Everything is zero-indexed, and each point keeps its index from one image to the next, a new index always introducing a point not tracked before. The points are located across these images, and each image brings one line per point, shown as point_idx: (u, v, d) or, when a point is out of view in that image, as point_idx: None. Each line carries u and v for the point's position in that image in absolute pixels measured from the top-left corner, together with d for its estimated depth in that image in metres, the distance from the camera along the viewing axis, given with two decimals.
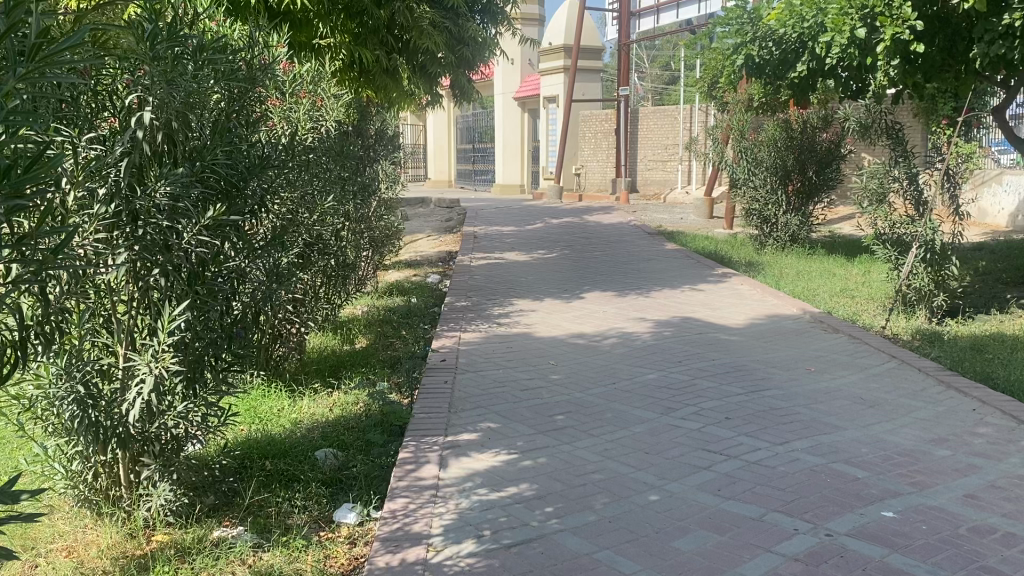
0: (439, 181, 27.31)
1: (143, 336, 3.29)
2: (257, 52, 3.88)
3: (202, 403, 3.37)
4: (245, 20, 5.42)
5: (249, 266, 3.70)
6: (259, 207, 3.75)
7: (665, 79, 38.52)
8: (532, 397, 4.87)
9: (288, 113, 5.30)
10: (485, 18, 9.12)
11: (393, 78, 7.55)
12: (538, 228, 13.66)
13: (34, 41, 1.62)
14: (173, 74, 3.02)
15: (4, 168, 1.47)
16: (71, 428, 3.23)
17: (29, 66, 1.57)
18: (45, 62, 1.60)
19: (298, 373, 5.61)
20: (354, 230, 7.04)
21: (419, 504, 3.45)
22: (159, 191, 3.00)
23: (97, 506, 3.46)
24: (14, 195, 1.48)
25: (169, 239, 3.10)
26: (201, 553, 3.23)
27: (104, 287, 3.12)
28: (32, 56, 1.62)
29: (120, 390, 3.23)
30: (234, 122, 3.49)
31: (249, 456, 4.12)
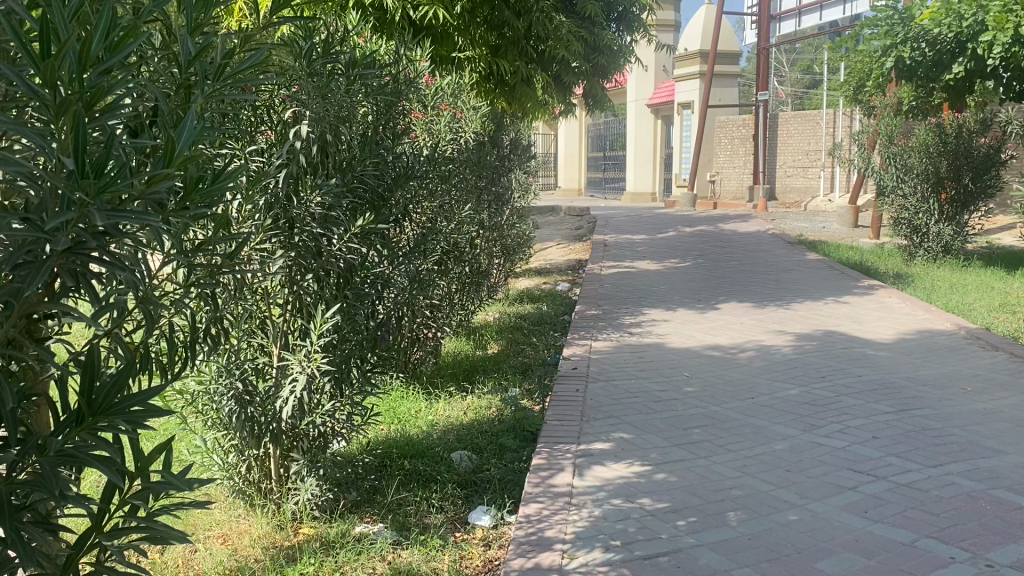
0: (569, 189, 27.30)
1: (296, 338, 3.46)
2: (400, 67, 4.05)
3: (348, 402, 3.53)
4: (390, 36, 5.66)
5: (392, 272, 3.87)
6: (398, 215, 3.93)
7: (805, 84, 37.19)
8: (666, 408, 4.81)
9: (430, 125, 5.41)
10: (620, 26, 9.10)
11: (528, 87, 7.68)
12: (670, 237, 13.47)
13: (219, 62, 1.65)
14: (327, 90, 3.14)
15: (194, 180, 1.56)
16: (229, 423, 3.46)
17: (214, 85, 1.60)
18: (229, 82, 1.63)
19: (434, 377, 5.77)
20: (487, 238, 7.19)
21: (553, 510, 3.48)
22: (313, 200, 3.17)
23: (250, 498, 3.66)
24: (203, 206, 1.56)
25: (321, 246, 3.28)
26: (344, 547, 3.36)
27: (261, 291, 3.32)
28: (217, 77, 1.65)
29: (275, 387, 3.42)
30: (379, 135, 3.64)
31: (389, 455, 4.27)
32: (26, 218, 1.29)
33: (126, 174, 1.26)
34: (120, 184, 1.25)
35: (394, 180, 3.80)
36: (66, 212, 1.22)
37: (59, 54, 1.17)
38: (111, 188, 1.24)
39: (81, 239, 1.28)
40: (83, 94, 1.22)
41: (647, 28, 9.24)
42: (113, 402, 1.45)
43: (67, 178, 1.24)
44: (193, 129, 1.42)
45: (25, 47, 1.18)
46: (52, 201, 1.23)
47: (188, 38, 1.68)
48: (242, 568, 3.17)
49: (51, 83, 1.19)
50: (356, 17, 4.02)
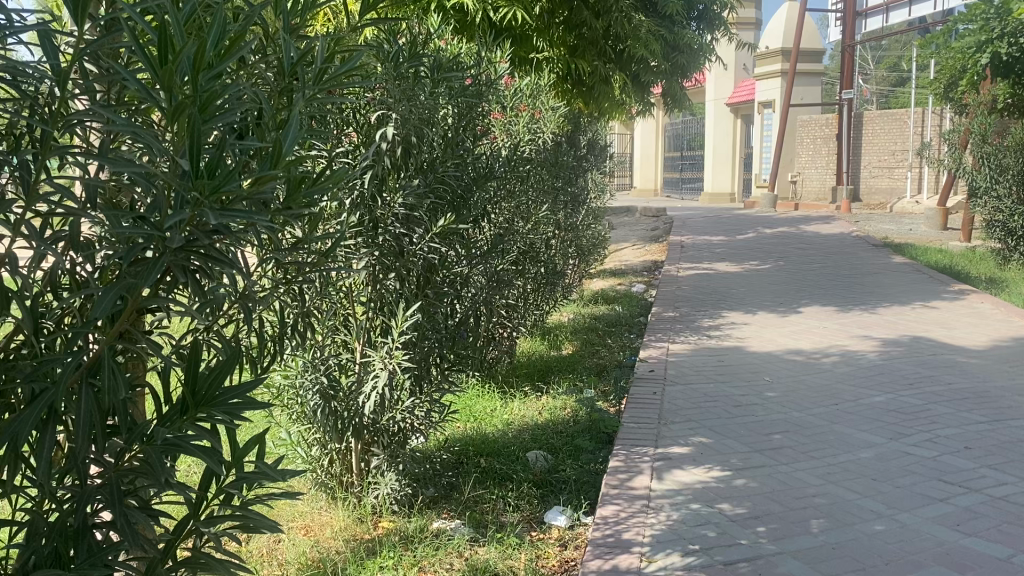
0: (645, 189, 27.03)
1: (378, 335, 3.52)
2: (482, 69, 4.09)
3: (427, 398, 3.59)
4: (470, 38, 5.73)
5: (470, 271, 3.91)
6: (476, 216, 3.97)
7: (892, 82, 36.08)
8: (746, 413, 4.73)
9: (509, 126, 5.45)
10: (701, 25, 8.98)
11: (606, 87, 7.66)
12: (749, 238, 13.24)
13: (320, 65, 1.68)
14: (411, 92, 3.18)
15: (295, 181, 1.60)
16: (313, 417, 3.54)
17: (316, 89, 1.63)
18: (329, 85, 1.67)
19: (509, 376, 5.79)
20: (563, 238, 7.20)
21: (631, 512, 3.46)
22: (397, 201, 3.23)
23: (332, 490, 3.75)
24: (303, 207, 1.60)
25: (403, 245, 3.34)
26: (422, 542, 3.41)
27: (346, 288, 3.39)
28: (318, 80, 1.68)
29: (357, 382, 3.49)
30: (461, 137, 3.68)
31: (466, 453, 4.32)
32: (141, 216, 1.35)
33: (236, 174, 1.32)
34: (229, 185, 1.30)
35: (474, 181, 3.84)
36: (181, 210, 1.28)
37: (175, 61, 1.22)
38: (222, 188, 1.29)
39: (192, 237, 1.33)
40: (197, 99, 1.27)
41: (728, 26, 9.11)
42: (215, 394, 1.51)
43: (183, 178, 1.29)
44: (297, 131, 1.46)
45: (144, 54, 1.23)
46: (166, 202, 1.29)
47: (291, 44, 1.74)
48: (325, 559, 3.24)
49: (167, 89, 1.24)
50: (438, 20, 4.08)
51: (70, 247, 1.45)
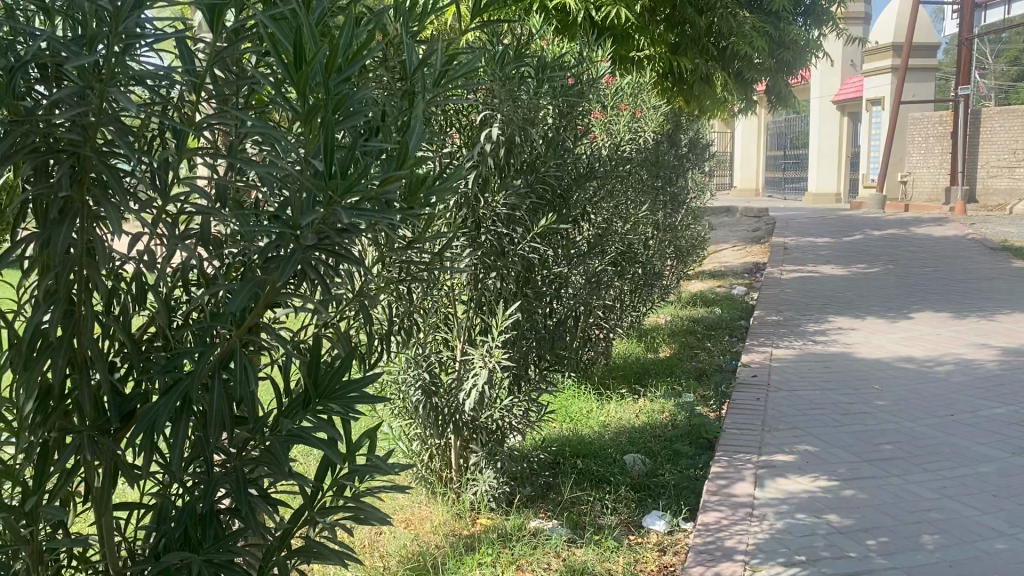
0: (746, 189, 26.39)
1: (479, 334, 3.54)
2: (584, 67, 4.07)
3: (526, 397, 3.61)
4: (572, 38, 5.72)
5: (569, 271, 3.90)
6: (577, 216, 3.96)
7: (1013, 77, 34.19)
8: (855, 422, 4.57)
9: (610, 125, 5.41)
10: (808, 20, 8.72)
11: (708, 85, 7.51)
12: (856, 240, 12.77)
13: (440, 67, 1.70)
14: (516, 93, 3.18)
15: (417, 180, 1.62)
16: (415, 412, 3.60)
17: (435, 92, 1.66)
18: (447, 87, 1.69)
19: (606, 378, 5.76)
20: (662, 238, 7.11)
21: (733, 520, 3.39)
22: (499, 201, 3.24)
23: (431, 485, 3.80)
24: (425, 207, 1.62)
25: (504, 246, 3.37)
26: (520, 540, 3.42)
27: (448, 287, 3.43)
28: (438, 83, 1.70)
29: (457, 380, 3.52)
30: (562, 137, 3.68)
31: (563, 454, 4.31)
32: (272, 216, 1.40)
33: (365, 176, 1.33)
34: (360, 185, 1.33)
35: (575, 181, 3.83)
36: (314, 210, 1.32)
37: (309, 68, 1.25)
38: (353, 189, 1.31)
39: (322, 234, 1.37)
40: (330, 102, 1.30)
41: (837, 21, 8.80)
42: (336, 387, 1.56)
43: (315, 179, 1.32)
44: (421, 132, 1.49)
45: (283, 60, 1.27)
46: (300, 204, 1.34)
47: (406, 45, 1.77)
48: (424, 553, 3.28)
49: (302, 93, 1.28)
50: (541, 20, 4.09)
51: (200, 244, 1.52)
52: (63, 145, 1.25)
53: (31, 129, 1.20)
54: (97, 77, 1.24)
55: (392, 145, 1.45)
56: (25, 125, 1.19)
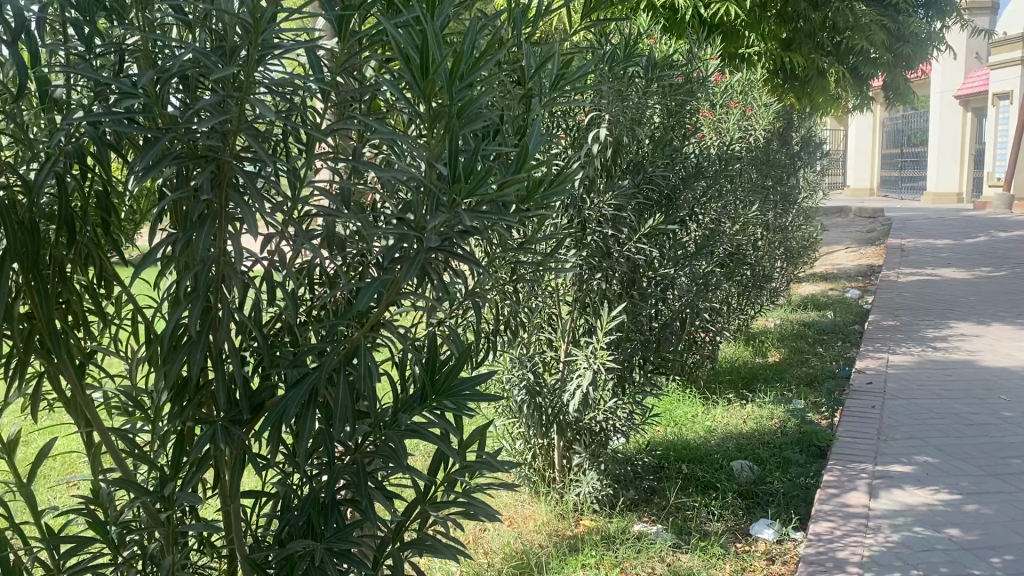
0: (860, 189, 25.39)
1: (583, 334, 3.54)
2: (693, 66, 4.01)
3: (630, 399, 3.59)
4: (680, 36, 5.64)
5: (677, 273, 3.85)
6: (685, 217, 3.90)
7: None
8: (979, 433, 4.35)
9: (719, 123, 5.31)
10: (929, 11, 8.32)
11: (821, 82, 7.26)
12: (981, 242, 12.11)
13: (557, 70, 1.71)
14: (625, 93, 3.16)
15: (535, 181, 1.63)
16: (519, 411, 3.62)
17: (552, 96, 1.67)
18: (563, 89, 1.69)
19: (712, 382, 5.65)
20: (771, 240, 6.92)
21: (846, 531, 3.27)
22: (606, 202, 3.22)
23: (535, 485, 3.80)
24: (542, 207, 1.62)
25: (610, 247, 3.33)
26: (624, 543, 3.40)
27: (554, 287, 3.44)
28: (555, 85, 1.71)
29: (561, 381, 3.52)
30: (670, 137, 3.63)
31: (667, 458, 4.26)
32: (395, 217, 1.44)
33: (488, 177, 1.34)
34: (481, 189, 1.34)
35: (684, 181, 3.78)
36: (438, 213, 1.35)
37: (435, 74, 1.26)
38: (476, 191, 1.33)
39: (444, 236, 1.40)
40: (454, 106, 1.32)
41: (962, 12, 8.37)
42: (452, 384, 1.59)
43: (440, 180, 1.34)
44: (540, 136, 1.50)
45: (409, 68, 1.29)
46: (424, 205, 1.36)
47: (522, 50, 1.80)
48: (528, 552, 3.30)
49: (428, 99, 1.30)
50: (650, 19, 4.05)
51: (325, 244, 1.58)
52: (204, 151, 1.33)
53: (174, 136, 1.28)
54: (235, 86, 1.32)
55: (511, 148, 1.47)
56: (171, 132, 1.27)
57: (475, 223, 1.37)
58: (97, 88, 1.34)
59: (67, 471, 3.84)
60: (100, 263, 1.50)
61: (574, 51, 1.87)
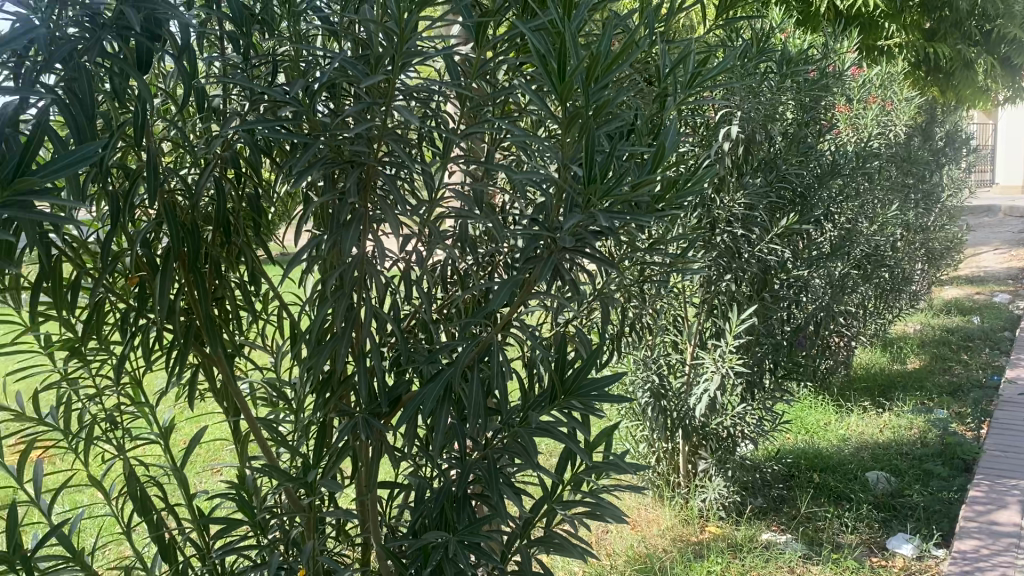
0: (1010, 188, 23.78)
1: (711, 337, 3.47)
2: (829, 60, 3.87)
3: (759, 405, 3.50)
4: (816, 29, 5.44)
5: (811, 275, 3.72)
6: (820, 217, 3.77)
7: None
8: None
9: (856, 119, 5.09)
10: None
11: (969, 73, 6.85)
12: None
13: (692, 68, 1.67)
14: (758, 89, 3.07)
15: (668, 181, 1.60)
16: (644, 414, 3.58)
17: (686, 95, 1.64)
18: (697, 88, 1.66)
19: (845, 390, 5.43)
20: (911, 241, 6.58)
21: (995, 550, 3.08)
22: (736, 200, 3.14)
23: (658, 489, 3.75)
24: (676, 208, 1.59)
25: (740, 246, 3.25)
26: (751, 552, 3.31)
27: (682, 289, 3.38)
28: (690, 84, 1.68)
29: (687, 384, 3.47)
30: (805, 134, 3.51)
31: (798, 466, 4.12)
32: (530, 217, 1.46)
33: (624, 180, 1.33)
34: (616, 189, 1.33)
35: (819, 180, 3.65)
36: (573, 213, 1.35)
37: (572, 78, 1.26)
38: (611, 193, 1.32)
39: (577, 237, 1.41)
40: (590, 108, 1.32)
41: None
42: (582, 383, 1.60)
43: (576, 182, 1.34)
44: (677, 136, 1.48)
45: (546, 70, 1.29)
46: (559, 206, 1.37)
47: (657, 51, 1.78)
48: (651, 556, 3.26)
49: (564, 102, 1.30)
50: (783, 13, 3.93)
51: (458, 244, 1.62)
52: (350, 156, 1.40)
53: (321, 143, 1.35)
54: (380, 93, 1.38)
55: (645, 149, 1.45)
56: (320, 138, 1.34)
57: (610, 224, 1.37)
58: (252, 97, 1.42)
59: (213, 458, 4.08)
60: (251, 262, 1.59)
61: (710, 48, 1.83)
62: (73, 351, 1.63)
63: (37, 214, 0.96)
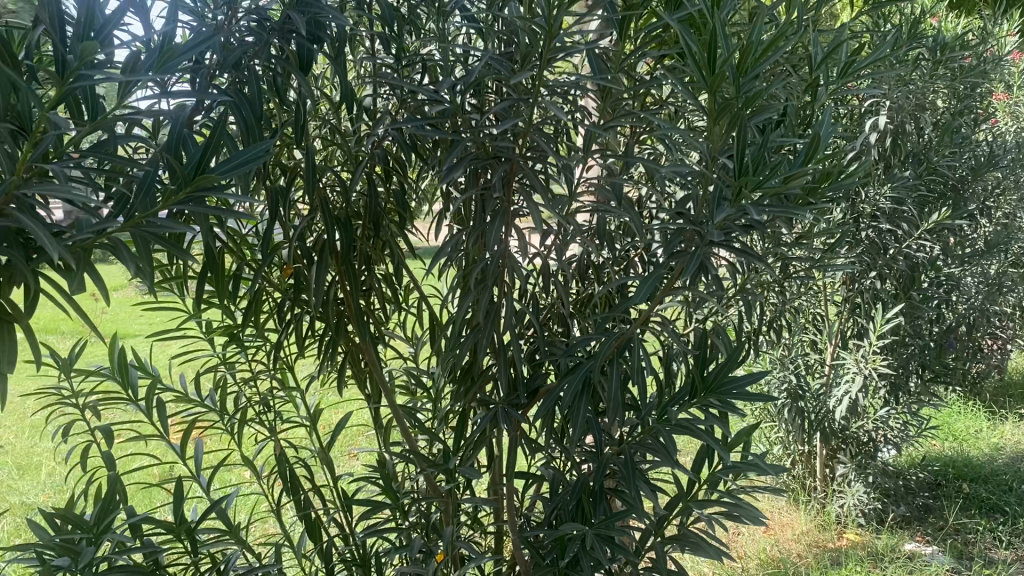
0: None
1: (853, 337, 3.33)
2: (987, 43, 3.63)
3: (904, 410, 3.34)
4: (971, 11, 5.13)
5: (964, 273, 3.51)
6: (974, 211, 3.55)
7: None
8: None
9: (1016, 106, 4.76)
10: None
11: None
12: None
13: (846, 57, 1.61)
14: (908, 77, 2.91)
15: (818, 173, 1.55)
16: (779, 415, 3.48)
17: (839, 85, 1.58)
18: (850, 77, 1.59)
19: (998, 396, 5.10)
20: None
21: None
22: (883, 194, 2.99)
23: (793, 493, 3.63)
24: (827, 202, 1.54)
25: (886, 243, 3.08)
26: (894, 562, 3.16)
27: (822, 285, 3.26)
28: (843, 74, 1.62)
29: (827, 385, 3.35)
30: (960, 123, 3.31)
31: (945, 474, 3.90)
32: (674, 210, 1.45)
33: (778, 172, 1.29)
34: (770, 181, 1.29)
35: (974, 172, 3.44)
36: (721, 207, 1.32)
37: (724, 69, 1.23)
38: (765, 185, 1.29)
39: (724, 230, 1.39)
40: (741, 100, 1.29)
41: None
42: (722, 380, 1.57)
43: (727, 174, 1.31)
44: (831, 125, 1.42)
45: (695, 62, 1.27)
46: (709, 199, 1.35)
47: (806, 38, 1.72)
48: (785, 560, 3.17)
49: (715, 95, 1.28)
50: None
51: (598, 238, 1.63)
52: (495, 152, 1.43)
53: (469, 139, 1.38)
54: (525, 90, 1.40)
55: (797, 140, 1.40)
56: (467, 134, 1.37)
57: (760, 218, 1.33)
58: (403, 97, 1.47)
59: (350, 443, 4.25)
60: (396, 254, 1.65)
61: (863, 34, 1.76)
62: (232, 337, 1.74)
63: (214, 208, 1.04)
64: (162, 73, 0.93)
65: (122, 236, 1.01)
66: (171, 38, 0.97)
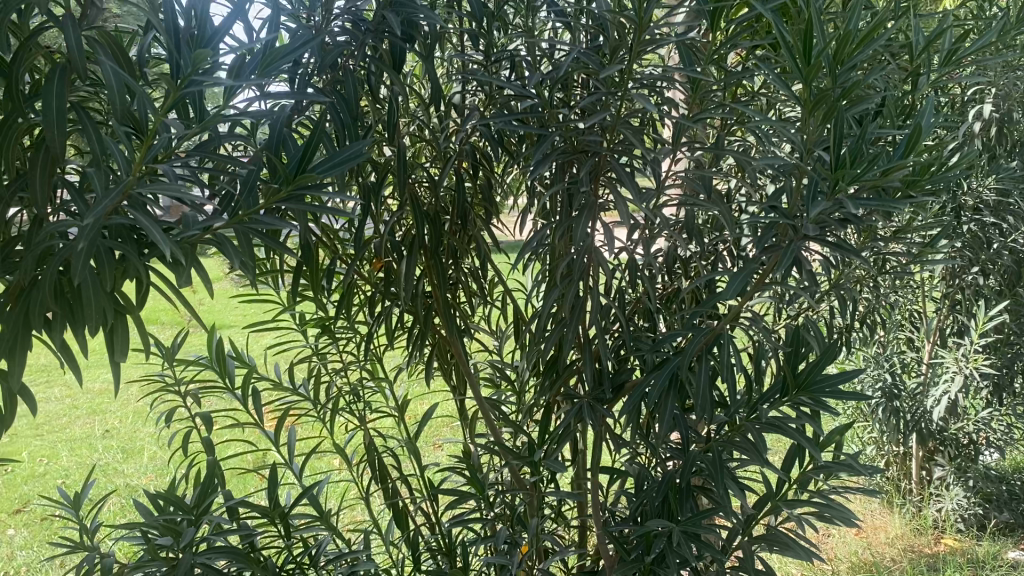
0: None
1: (953, 335, 3.20)
2: None
3: (1008, 412, 3.19)
4: None
5: None
6: None
7: None
8: None
9: None
10: None
11: None
12: None
13: (950, 44, 1.54)
14: (1016, 62, 2.77)
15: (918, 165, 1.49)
16: (872, 415, 3.38)
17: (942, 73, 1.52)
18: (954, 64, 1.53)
19: None
20: None
21: None
22: (987, 185, 2.85)
23: (887, 495, 3.52)
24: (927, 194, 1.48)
25: (990, 237, 2.91)
26: (995, 570, 3.04)
27: (920, 281, 3.14)
28: (946, 62, 1.55)
29: (924, 385, 3.23)
30: None
31: None
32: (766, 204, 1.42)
33: (877, 164, 1.25)
34: (868, 174, 1.25)
35: None
36: (817, 201, 1.29)
37: (819, 60, 1.20)
38: (863, 178, 1.25)
39: (818, 224, 1.35)
40: (838, 90, 1.25)
41: None
42: (814, 378, 1.53)
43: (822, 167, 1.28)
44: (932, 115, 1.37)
45: (790, 53, 1.24)
46: (803, 192, 1.32)
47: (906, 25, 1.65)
48: (879, 565, 3.08)
49: (810, 86, 1.25)
50: None
51: (685, 231, 1.61)
52: (583, 146, 1.43)
53: (557, 134, 1.39)
54: (613, 84, 1.39)
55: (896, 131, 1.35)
56: (555, 129, 1.38)
57: (857, 212, 1.30)
58: (491, 92, 1.49)
59: (436, 434, 4.32)
60: (483, 248, 1.66)
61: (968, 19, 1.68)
62: (324, 329, 1.79)
63: (312, 205, 1.07)
64: (265, 74, 0.97)
65: (225, 232, 1.05)
66: (271, 39, 1.01)
